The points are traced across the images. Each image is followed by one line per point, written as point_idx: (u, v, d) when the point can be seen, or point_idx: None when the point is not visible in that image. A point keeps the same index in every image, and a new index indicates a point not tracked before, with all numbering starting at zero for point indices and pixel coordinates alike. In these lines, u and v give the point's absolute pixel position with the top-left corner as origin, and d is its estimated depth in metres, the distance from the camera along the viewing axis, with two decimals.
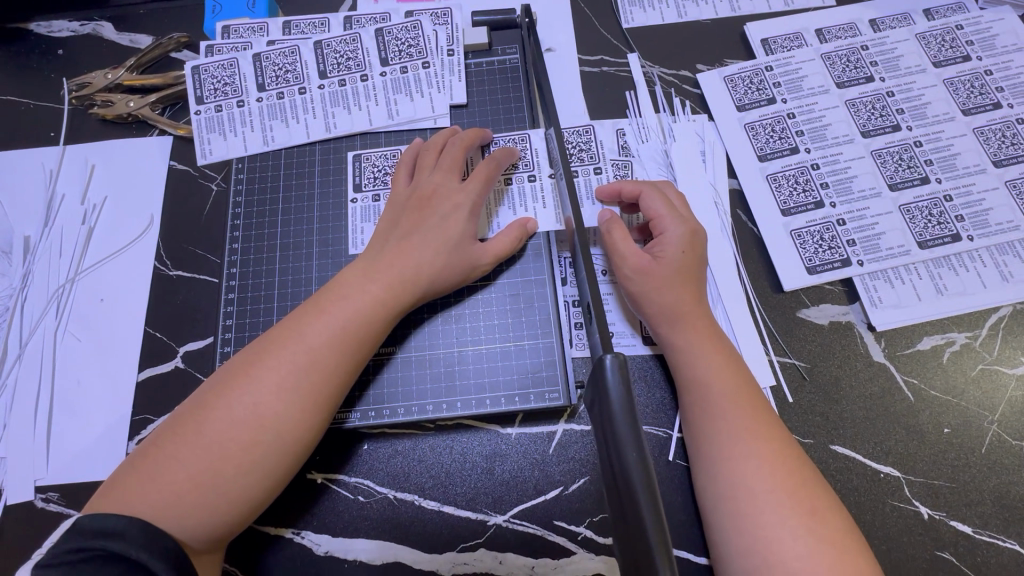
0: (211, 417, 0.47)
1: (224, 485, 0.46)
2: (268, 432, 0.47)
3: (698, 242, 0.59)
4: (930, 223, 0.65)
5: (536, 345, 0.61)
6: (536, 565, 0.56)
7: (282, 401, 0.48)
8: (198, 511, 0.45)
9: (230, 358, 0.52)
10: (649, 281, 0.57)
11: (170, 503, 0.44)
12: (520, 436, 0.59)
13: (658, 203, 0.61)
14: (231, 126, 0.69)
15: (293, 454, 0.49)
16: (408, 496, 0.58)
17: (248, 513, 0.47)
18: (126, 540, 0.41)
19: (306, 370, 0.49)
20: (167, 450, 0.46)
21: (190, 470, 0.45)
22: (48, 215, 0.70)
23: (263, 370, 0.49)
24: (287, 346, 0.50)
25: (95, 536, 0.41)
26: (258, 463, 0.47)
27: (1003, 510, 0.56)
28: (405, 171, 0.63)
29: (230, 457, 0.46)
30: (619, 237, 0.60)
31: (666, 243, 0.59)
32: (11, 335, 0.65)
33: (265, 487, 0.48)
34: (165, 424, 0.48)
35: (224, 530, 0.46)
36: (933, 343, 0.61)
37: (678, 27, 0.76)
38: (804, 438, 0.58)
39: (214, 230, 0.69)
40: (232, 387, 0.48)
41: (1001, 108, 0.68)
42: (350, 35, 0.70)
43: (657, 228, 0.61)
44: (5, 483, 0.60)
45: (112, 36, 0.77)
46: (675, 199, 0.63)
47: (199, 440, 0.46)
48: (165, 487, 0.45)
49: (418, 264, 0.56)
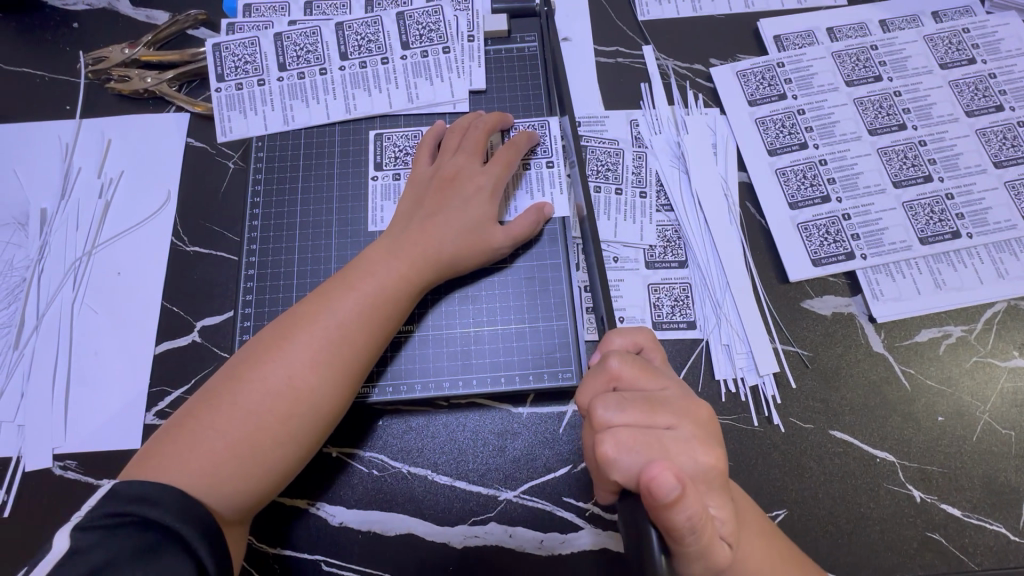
0: (246, 389, 0.49)
1: (258, 456, 0.48)
2: (302, 405, 0.50)
3: (713, 429, 0.46)
4: (932, 220, 0.67)
5: (549, 326, 0.62)
6: (545, 538, 0.58)
7: (315, 374, 0.51)
8: (233, 481, 0.47)
9: (260, 332, 0.54)
10: (716, 543, 0.42)
11: (205, 475, 0.46)
12: (531, 415, 0.61)
13: (674, 403, 0.45)
14: (251, 105, 0.70)
15: (323, 425, 0.51)
16: (422, 471, 0.60)
17: (278, 481, 0.50)
18: (161, 508, 0.42)
19: (336, 347, 0.52)
20: (203, 421, 0.48)
21: (226, 442, 0.48)
22: (65, 188, 0.70)
23: (294, 345, 0.51)
24: (318, 322, 0.52)
25: (131, 502, 0.41)
26: (292, 433, 0.50)
27: (991, 495, 0.58)
28: (427, 154, 0.64)
29: (266, 428, 0.49)
30: (670, 495, 0.37)
31: (705, 464, 0.43)
32: (29, 305, 0.66)
33: (296, 457, 0.50)
34: (197, 397, 0.50)
35: (253, 499, 0.49)
36: (930, 335, 0.63)
37: (693, 21, 0.77)
38: (805, 423, 0.61)
39: (232, 208, 0.69)
40: (265, 360, 0.51)
41: (1003, 110, 0.70)
42: (372, 17, 0.71)
43: (680, 451, 0.43)
44: (23, 450, 0.61)
45: (129, 11, 0.77)
46: (603, 383, 0.47)
47: (236, 413, 0.49)
48: (200, 458, 0.47)
49: (441, 244, 0.58)
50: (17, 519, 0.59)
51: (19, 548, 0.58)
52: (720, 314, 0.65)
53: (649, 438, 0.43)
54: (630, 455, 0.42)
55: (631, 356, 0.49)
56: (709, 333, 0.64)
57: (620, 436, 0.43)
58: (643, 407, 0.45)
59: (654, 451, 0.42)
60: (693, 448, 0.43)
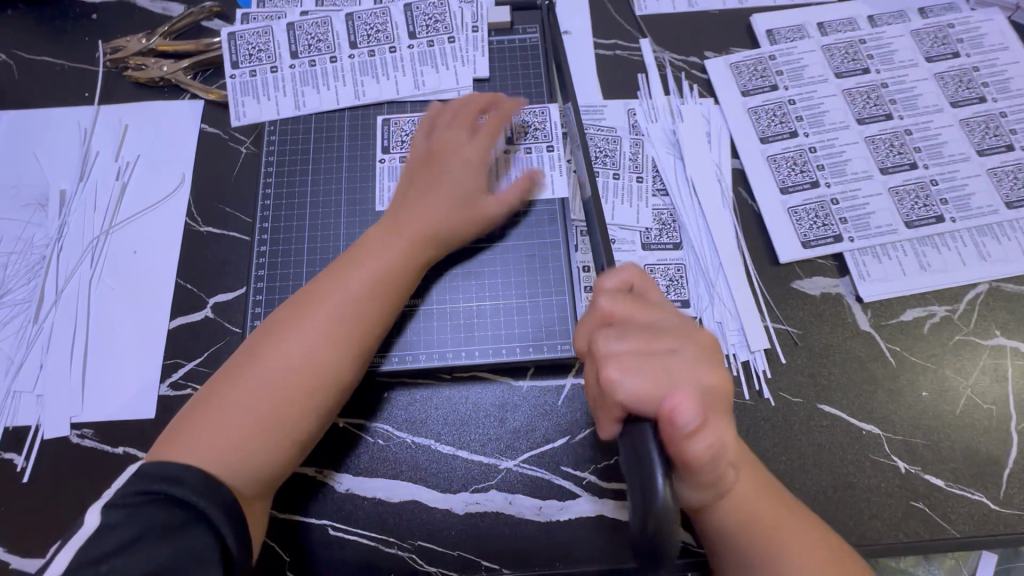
0: (263, 368, 0.52)
1: (279, 431, 0.51)
2: (319, 379, 0.53)
3: (717, 352, 0.47)
4: (917, 204, 0.69)
5: (549, 302, 0.65)
6: (543, 505, 0.60)
7: (329, 350, 0.53)
8: (258, 455, 0.50)
9: (270, 315, 0.56)
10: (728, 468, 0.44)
11: (230, 452, 0.49)
12: (531, 387, 0.64)
13: (674, 330, 0.46)
14: (264, 91, 0.73)
15: (338, 398, 0.54)
16: (425, 441, 0.62)
17: (298, 454, 0.53)
18: (188, 487, 0.44)
19: (347, 324, 0.54)
20: (225, 401, 0.50)
21: (248, 418, 0.50)
22: (83, 171, 0.73)
23: (307, 323, 0.54)
24: (328, 300, 0.55)
25: (159, 481, 0.44)
26: (311, 408, 0.52)
27: (972, 466, 0.60)
28: (422, 131, 0.66)
29: (286, 403, 0.51)
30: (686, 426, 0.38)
31: (715, 383, 0.44)
32: (48, 282, 0.69)
33: (313, 430, 0.53)
34: (215, 378, 0.53)
35: (278, 472, 0.52)
36: (915, 314, 0.66)
37: (688, 15, 0.81)
38: (794, 397, 0.63)
39: (244, 190, 0.72)
40: (280, 339, 0.53)
41: (986, 101, 0.73)
42: (380, 8, 0.74)
43: (692, 377, 0.43)
44: (41, 420, 0.63)
45: (145, 3, 0.80)
46: (595, 323, 0.48)
47: (255, 390, 0.51)
48: (225, 437, 0.49)
49: (438, 216, 0.60)
50: (35, 486, 0.61)
51: (37, 513, 0.60)
52: (714, 293, 0.67)
53: (659, 365, 0.43)
54: (635, 380, 0.42)
55: (626, 293, 0.49)
56: (702, 311, 0.67)
57: (627, 368, 0.43)
58: (643, 336, 0.45)
59: (660, 374, 0.43)
60: (701, 372, 0.44)
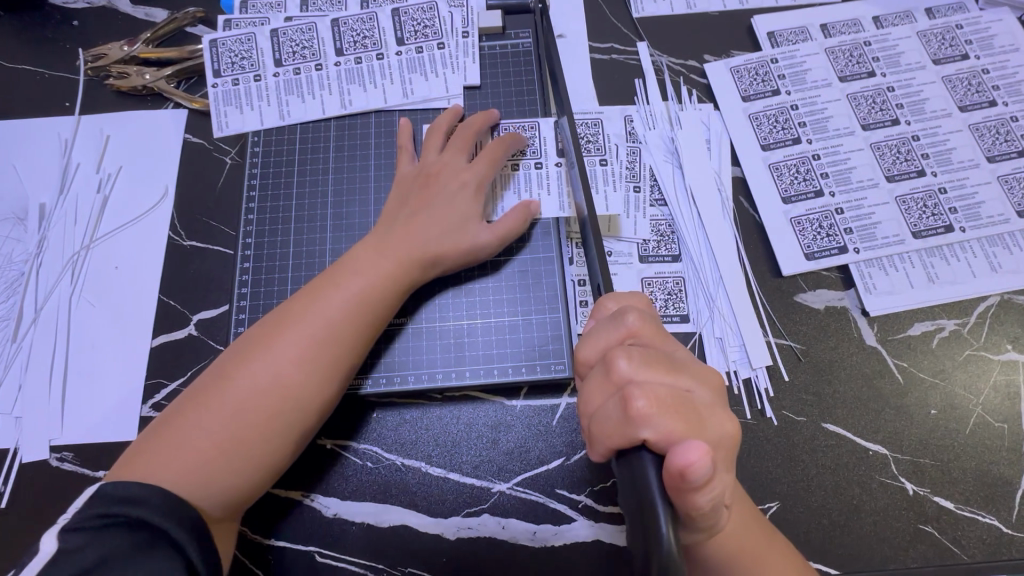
0: (233, 386, 0.50)
1: (247, 451, 0.49)
2: (291, 399, 0.51)
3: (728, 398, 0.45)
4: (925, 214, 0.67)
5: (542, 319, 0.63)
6: (537, 530, 0.58)
7: (303, 370, 0.51)
8: (222, 477, 0.48)
9: (246, 330, 0.54)
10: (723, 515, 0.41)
11: (193, 473, 0.47)
12: (524, 407, 0.61)
13: (693, 368, 0.43)
14: (247, 100, 0.70)
15: (313, 419, 0.52)
16: (415, 463, 0.60)
17: (266, 477, 0.51)
18: (148, 507, 0.42)
19: (325, 343, 0.52)
20: (192, 419, 0.49)
21: (215, 438, 0.48)
22: (63, 183, 0.71)
23: (283, 342, 0.52)
24: (305, 319, 0.53)
25: (121, 502, 0.42)
26: (282, 430, 0.50)
27: (983, 487, 0.58)
28: (407, 154, 0.65)
29: (255, 424, 0.49)
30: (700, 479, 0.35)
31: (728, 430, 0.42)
32: (27, 298, 0.67)
33: (284, 453, 0.51)
34: (184, 396, 0.51)
35: (245, 494, 0.50)
36: (923, 328, 0.63)
37: (687, 18, 0.78)
38: (797, 416, 0.61)
39: (229, 203, 0.70)
40: (254, 357, 0.51)
41: (997, 105, 0.71)
42: (367, 14, 0.72)
43: (716, 426, 0.41)
44: (20, 443, 0.61)
45: (127, 9, 0.78)
46: (617, 338, 0.44)
47: (222, 410, 0.49)
48: (189, 457, 0.47)
49: (427, 240, 0.58)
50: (13, 512, 0.59)
51: (15, 540, 0.58)
52: (714, 308, 0.65)
53: (677, 400, 0.40)
54: (663, 418, 0.38)
55: (648, 314, 0.46)
56: (702, 326, 0.64)
57: (647, 395, 0.39)
58: (662, 367, 0.42)
59: (684, 412, 0.40)
60: (716, 416, 0.42)
